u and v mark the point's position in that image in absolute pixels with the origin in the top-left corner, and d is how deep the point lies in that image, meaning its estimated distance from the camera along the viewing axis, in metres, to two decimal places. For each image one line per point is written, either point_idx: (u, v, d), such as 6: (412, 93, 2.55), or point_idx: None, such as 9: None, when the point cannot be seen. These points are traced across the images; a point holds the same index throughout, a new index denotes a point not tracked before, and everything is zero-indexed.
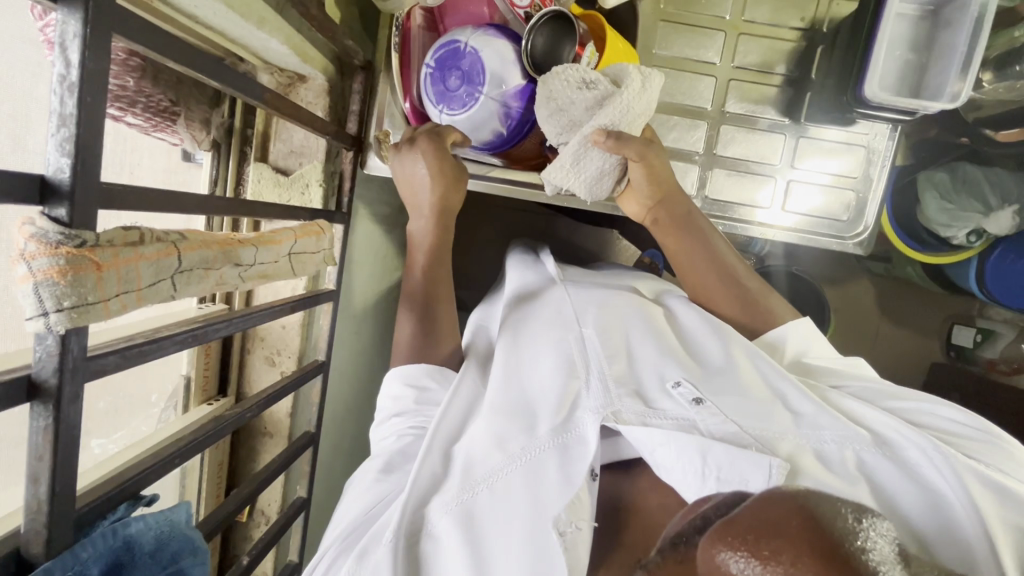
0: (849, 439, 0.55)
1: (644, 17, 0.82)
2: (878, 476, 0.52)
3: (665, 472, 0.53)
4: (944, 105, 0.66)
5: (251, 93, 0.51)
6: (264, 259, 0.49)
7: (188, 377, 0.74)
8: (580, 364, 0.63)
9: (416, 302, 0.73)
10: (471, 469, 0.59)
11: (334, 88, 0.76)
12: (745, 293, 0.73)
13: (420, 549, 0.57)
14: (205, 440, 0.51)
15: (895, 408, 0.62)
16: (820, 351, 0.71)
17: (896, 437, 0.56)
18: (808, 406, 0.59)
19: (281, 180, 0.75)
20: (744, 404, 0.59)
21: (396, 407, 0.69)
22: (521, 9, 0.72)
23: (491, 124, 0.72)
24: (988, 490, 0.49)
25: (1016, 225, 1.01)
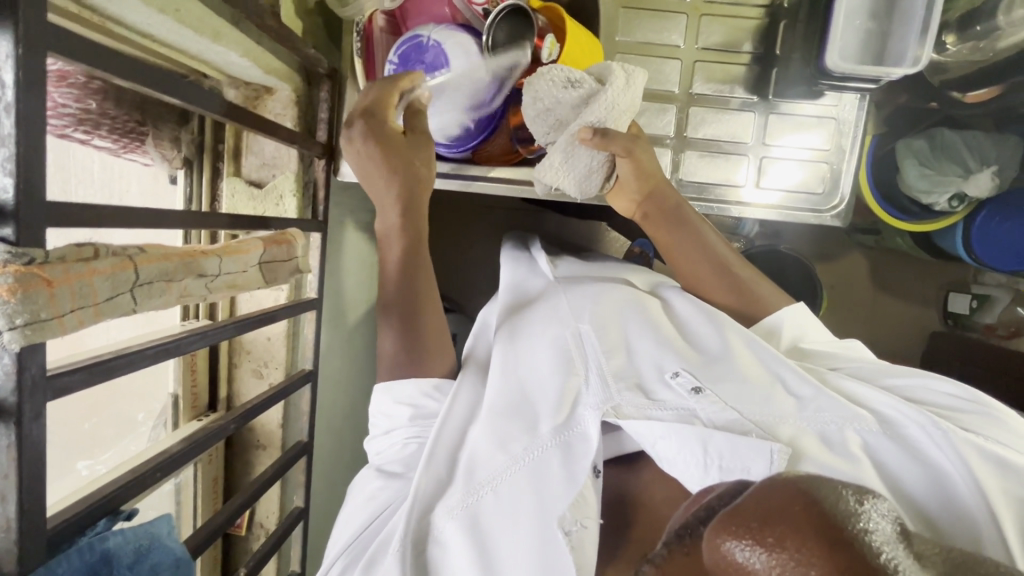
0: (848, 419, 0.54)
1: (604, 6, 0.82)
2: (880, 455, 0.51)
3: (667, 464, 0.52)
4: (907, 71, 0.67)
5: (204, 104, 0.50)
6: (230, 269, 0.49)
7: (175, 395, 0.74)
8: (577, 359, 0.62)
9: (394, 310, 0.67)
10: (474, 473, 0.59)
11: (301, 98, 0.76)
12: (737, 281, 0.72)
13: (428, 556, 0.58)
14: (191, 449, 0.52)
15: (893, 384, 0.61)
16: (816, 337, 0.71)
17: (897, 415, 0.54)
18: (808, 387, 0.57)
19: (254, 192, 0.76)
20: (742, 390, 0.58)
21: (392, 423, 0.67)
22: (479, 7, 0.72)
23: (457, 117, 0.73)
24: (992, 465, 0.48)
25: (995, 187, 1.01)
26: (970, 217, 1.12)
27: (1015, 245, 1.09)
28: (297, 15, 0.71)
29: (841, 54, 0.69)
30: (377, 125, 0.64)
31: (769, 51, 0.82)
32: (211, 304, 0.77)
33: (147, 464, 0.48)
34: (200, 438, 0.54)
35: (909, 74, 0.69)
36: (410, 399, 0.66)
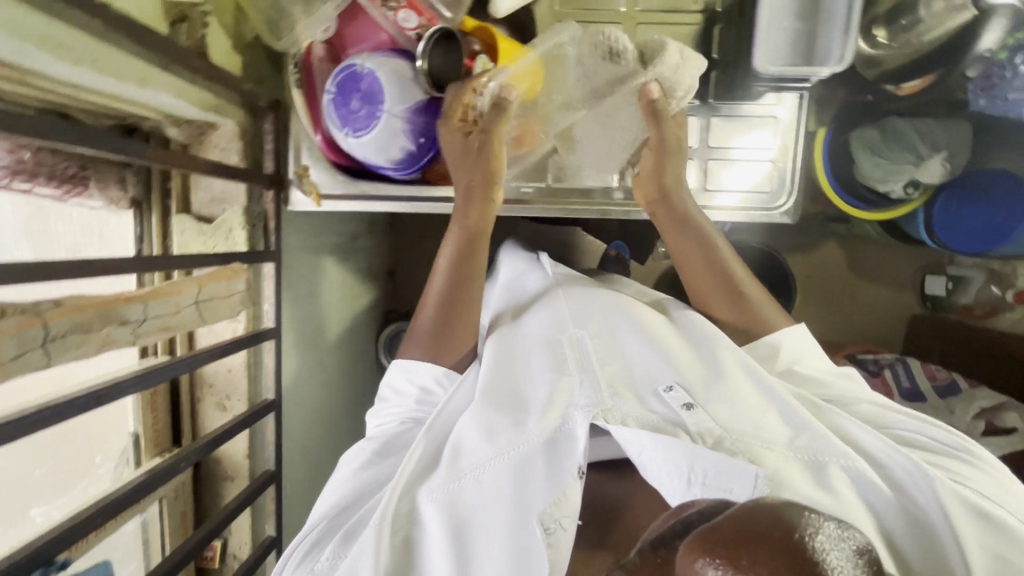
0: (837, 454, 0.55)
1: (540, 20, 0.83)
2: (866, 496, 0.53)
3: (650, 474, 0.56)
4: (832, 68, 0.69)
5: (130, 153, 0.57)
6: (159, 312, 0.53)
7: (136, 434, 0.74)
8: (572, 362, 0.65)
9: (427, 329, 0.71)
10: (457, 460, 0.62)
11: (246, 131, 0.76)
12: (739, 294, 0.72)
13: (406, 536, 0.61)
14: (137, 489, 0.55)
15: (889, 425, 0.62)
16: (815, 361, 0.70)
17: (886, 456, 0.57)
18: (806, 417, 0.59)
19: (203, 228, 0.76)
20: (734, 410, 0.59)
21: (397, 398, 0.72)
22: (411, 31, 0.72)
23: (398, 141, 0.73)
24: (973, 517, 0.51)
25: (947, 172, 1.02)
26: (929, 202, 1.13)
27: (972, 225, 1.11)
28: (235, 52, 0.71)
29: (769, 56, 0.71)
30: (492, 122, 0.69)
31: (708, 55, 0.83)
32: (170, 341, 0.77)
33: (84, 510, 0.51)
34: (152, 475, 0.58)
35: (837, 71, 0.70)
36: (421, 379, 0.71)
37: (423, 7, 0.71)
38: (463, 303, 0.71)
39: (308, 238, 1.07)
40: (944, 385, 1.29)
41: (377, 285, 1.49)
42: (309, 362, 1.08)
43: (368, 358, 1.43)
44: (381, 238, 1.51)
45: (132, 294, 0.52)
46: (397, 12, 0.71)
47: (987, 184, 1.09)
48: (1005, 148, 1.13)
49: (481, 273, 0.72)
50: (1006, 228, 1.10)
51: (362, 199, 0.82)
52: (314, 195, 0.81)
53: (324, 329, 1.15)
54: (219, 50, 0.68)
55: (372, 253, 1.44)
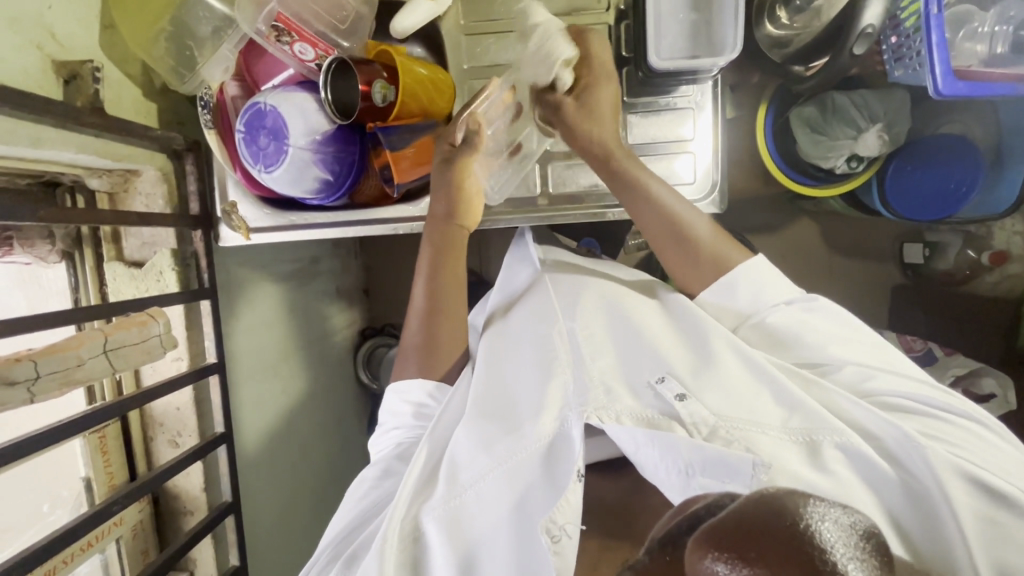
0: (832, 432, 0.56)
1: (448, 34, 0.85)
2: (858, 470, 0.54)
3: (650, 472, 0.55)
4: (726, 57, 0.68)
5: (21, 217, 0.58)
6: (52, 367, 0.53)
7: (88, 478, 0.76)
8: (565, 364, 0.67)
9: (417, 345, 0.77)
10: (455, 475, 0.63)
11: (169, 174, 0.78)
12: (697, 248, 0.74)
13: (413, 552, 0.60)
14: (62, 538, 0.60)
15: (875, 392, 0.63)
16: (776, 292, 0.71)
17: (876, 427, 0.57)
18: (797, 400, 0.59)
19: (135, 273, 0.79)
20: (727, 398, 0.60)
21: (394, 420, 0.76)
22: (311, 63, 0.72)
23: (312, 171, 0.74)
24: (963, 478, 0.52)
25: (885, 144, 0.99)
26: (882, 171, 1.11)
27: (926, 194, 1.08)
28: (147, 99, 0.75)
29: (663, 52, 0.70)
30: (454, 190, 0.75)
31: (619, 54, 0.84)
32: (115, 385, 0.79)
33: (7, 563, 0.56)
34: (72, 528, 0.62)
35: (732, 59, 0.69)
36: (412, 398, 0.75)
37: (318, 39, 0.72)
38: (447, 305, 0.77)
39: (261, 268, 1.09)
40: (922, 355, 1.24)
41: (350, 304, 1.50)
42: (276, 389, 1.10)
43: (346, 377, 1.45)
44: (350, 257, 1.52)
45: (23, 353, 0.53)
46: (292, 45, 0.70)
47: (937, 150, 1.06)
48: (954, 111, 1.11)
49: (453, 309, 0.77)
50: (960, 194, 1.07)
51: (291, 229, 0.83)
52: (243, 230, 0.82)
53: (290, 355, 1.17)
54: (122, 102, 0.71)
55: (341, 273, 1.46)
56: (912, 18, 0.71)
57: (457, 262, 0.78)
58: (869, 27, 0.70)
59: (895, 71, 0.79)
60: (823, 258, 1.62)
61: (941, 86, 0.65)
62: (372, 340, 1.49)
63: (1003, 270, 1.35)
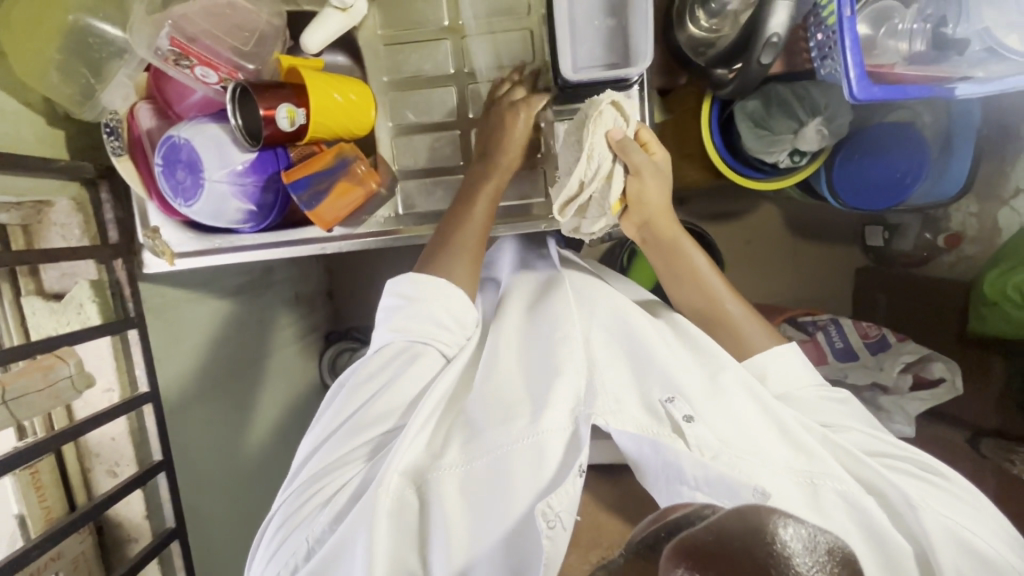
0: (833, 475, 0.59)
1: (366, 46, 0.81)
2: (863, 522, 0.56)
3: (653, 488, 0.57)
4: (640, 66, 0.66)
5: None
6: None
7: (21, 515, 0.76)
8: (578, 371, 0.66)
9: (435, 245, 0.75)
10: (464, 446, 0.63)
11: (83, 203, 0.76)
12: (725, 326, 0.75)
13: (409, 513, 0.61)
14: None
15: (882, 450, 0.66)
16: (808, 380, 0.72)
17: (883, 484, 0.60)
18: (803, 436, 0.61)
19: (55, 306, 0.77)
20: (733, 426, 0.61)
21: (409, 320, 0.71)
22: (215, 86, 0.70)
23: (232, 204, 0.73)
24: (953, 545, 0.56)
25: (824, 138, 0.98)
26: (829, 161, 1.10)
27: (873, 182, 1.08)
28: (52, 127, 0.73)
29: (578, 61, 0.69)
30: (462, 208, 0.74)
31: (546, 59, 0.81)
32: (46, 420, 0.79)
33: None
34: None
35: (648, 68, 0.68)
36: (455, 314, 0.73)
37: (218, 61, 0.69)
38: (470, 252, 0.74)
39: (208, 284, 1.07)
40: (876, 342, 1.26)
41: (311, 309, 1.49)
42: (230, 404, 1.10)
43: (311, 384, 1.44)
44: (310, 263, 1.50)
45: None
46: (192, 69, 0.68)
47: (884, 137, 1.06)
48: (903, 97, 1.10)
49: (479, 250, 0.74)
50: (905, 184, 1.07)
51: (215, 252, 0.82)
52: (166, 256, 0.81)
53: (245, 369, 1.16)
54: (20, 137, 0.68)
55: (300, 280, 1.45)
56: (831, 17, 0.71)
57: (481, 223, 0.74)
58: (776, 35, 0.67)
59: (822, 69, 0.78)
60: (786, 244, 1.62)
61: (856, 90, 0.63)
62: (335, 345, 1.48)
63: (958, 251, 1.33)
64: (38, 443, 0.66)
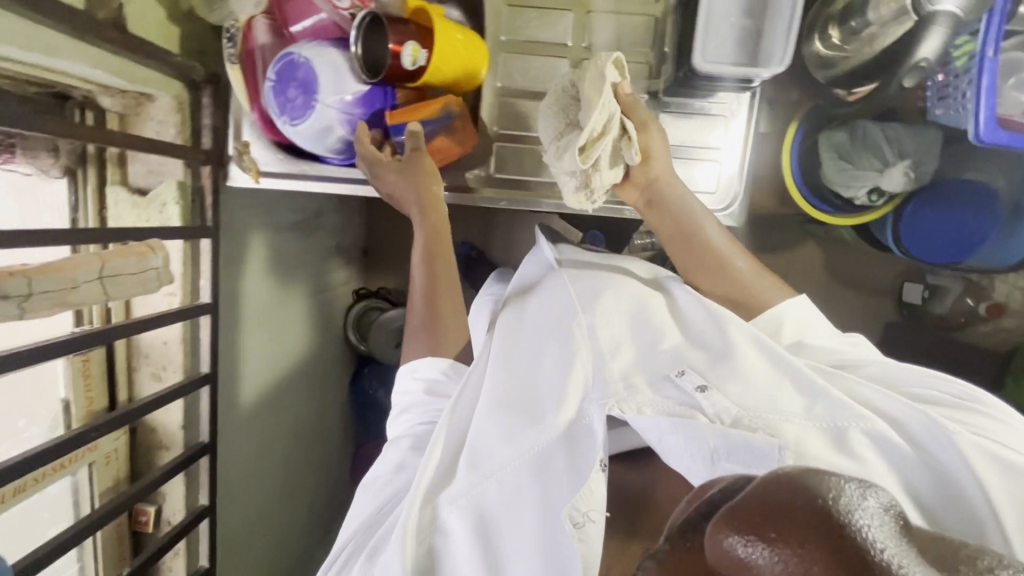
0: (855, 418, 0.54)
1: (489, 2, 0.80)
2: (889, 459, 0.52)
3: (673, 458, 0.55)
4: (773, 69, 0.66)
5: (32, 127, 0.56)
6: (50, 287, 0.52)
7: (67, 400, 0.75)
8: (585, 354, 0.63)
9: (418, 320, 0.75)
10: (476, 462, 0.61)
11: (184, 104, 0.76)
12: (739, 284, 0.74)
13: (434, 542, 0.60)
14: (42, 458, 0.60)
15: (903, 385, 0.61)
16: (816, 333, 0.71)
17: (903, 415, 0.54)
18: (818, 382, 0.57)
19: (138, 201, 0.77)
20: (748, 391, 0.58)
21: (407, 402, 0.74)
22: (345, 11, 0.73)
23: (336, 131, 0.73)
24: (992, 461, 0.48)
25: (908, 182, 0.99)
26: (899, 209, 1.10)
27: (940, 237, 1.07)
28: (171, 23, 0.72)
29: (709, 54, 0.68)
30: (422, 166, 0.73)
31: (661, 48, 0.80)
32: (105, 311, 0.78)
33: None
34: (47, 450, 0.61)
35: (778, 73, 0.68)
36: (423, 375, 0.73)
37: None
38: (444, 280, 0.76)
39: (267, 214, 1.07)
40: None
41: (346, 261, 1.48)
42: (266, 334, 1.10)
43: (335, 335, 1.44)
44: (353, 215, 1.50)
45: (21, 268, 0.51)
46: None
47: (958, 196, 1.06)
48: (981, 158, 1.11)
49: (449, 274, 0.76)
50: (973, 242, 1.07)
51: (299, 178, 0.82)
52: (252, 172, 0.81)
53: (282, 305, 1.15)
54: (145, 23, 0.68)
55: (342, 230, 1.44)
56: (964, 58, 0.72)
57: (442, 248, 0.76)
58: (924, 61, 0.68)
59: (936, 109, 0.79)
60: (823, 286, 1.62)
61: (983, 132, 0.65)
62: (364, 301, 1.48)
63: (996, 321, 1.37)
64: (85, 334, 0.63)
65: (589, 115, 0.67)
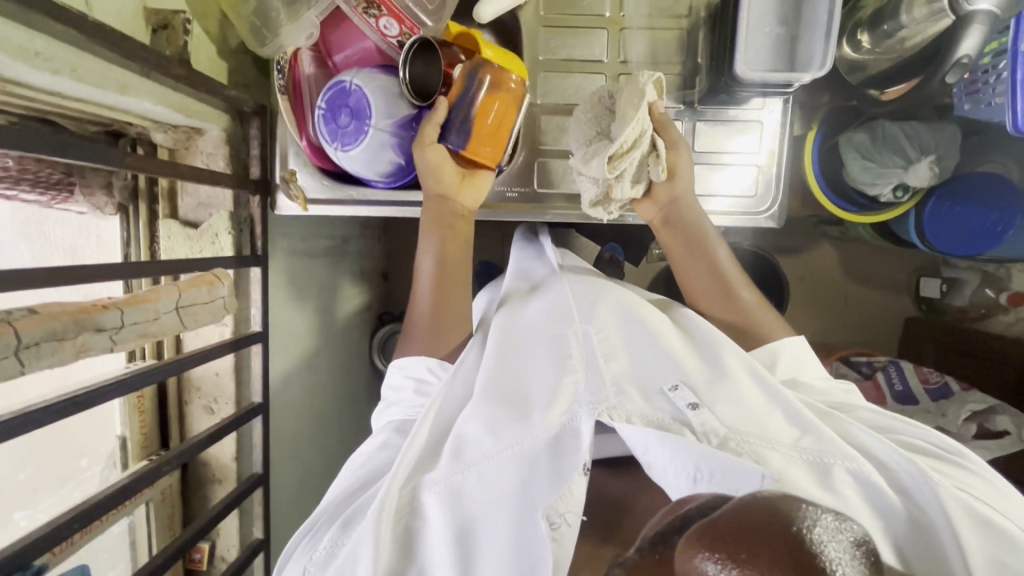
0: (843, 456, 0.56)
1: (525, 24, 0.83)
2: (866, 496, 0.55)
3: (658, 473, 0.56)
4: (815, 73, 0.69)
5: (108, 161, 0.56)
6: (135, 318, 0.55)
7: (123, 436, 0.75)
8: (578, 361, 0.65)
9: (425, 323, 0.75)
10: (459, 453, 0.61)
11: (233, 136, 0.77)
12: (741, 313, 0.75)
13: (408, 526, 0.60)
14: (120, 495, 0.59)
15: (891, 428, 0.63)
16: (813, 375, 0.71)
17: (890, 459, 0.57)
18: (810, 419, 0.59)
19: (190, 233, 0.77)
20: (739, 411, 0.60)
21: (397, 397, 0.75)
22: (393, 39, 0.73)
23: (386, 155, 0.74)
24: (970, 515, 0.52)
25: (935, 176, 1.02)
26: (921, 204, 1.12)
27: (962, 230, 1.09)
28: (221, 58, 0.74)
29: (751, 61, 0.71)
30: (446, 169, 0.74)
31: (693, 60, 0.83)
32: (156, 345, 0.78)
33: (64, 515, 0.53)
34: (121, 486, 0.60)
35: (819, 76, 0.71)
36: (417, 377, 0.73)
37: (405, 15, 0.73)
38: (453, 285, 0.76)
39: (300, 241, 1.07)
40: (937, 388, 1.22)
41: (371, 287, 1.48)
42: (302, 363, 1.09)
43: (361, 361, 1.43)
44: (374, 241, 1.51)
45: (107, 301, 0.54)
46: (378, 19, 0.72)
47: (981, 188, 1.08)
48: (996, 151, 1.14)
49: (460, 283, 0.77)
50: (997, 232, 1.08)
51: (346, 203, 0.83)
52: (299, 199, 0.81)
53: (318, 332, 1.15)
54: (202, 58, 0.70)
55: (365, 256, 1.45)
56: (992, 54, 0.75)
57: (463, 252, 0.78)
58: (964, 58, 0.71)
59: (965, 104, 0.83)
60: (841, 286, 1.62)
61: (1021, 122, 0.69)
62: (389, 325, 1.48)
63: (1018, 311, 1.31)
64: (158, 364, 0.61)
65: (621, 129, 0.68)
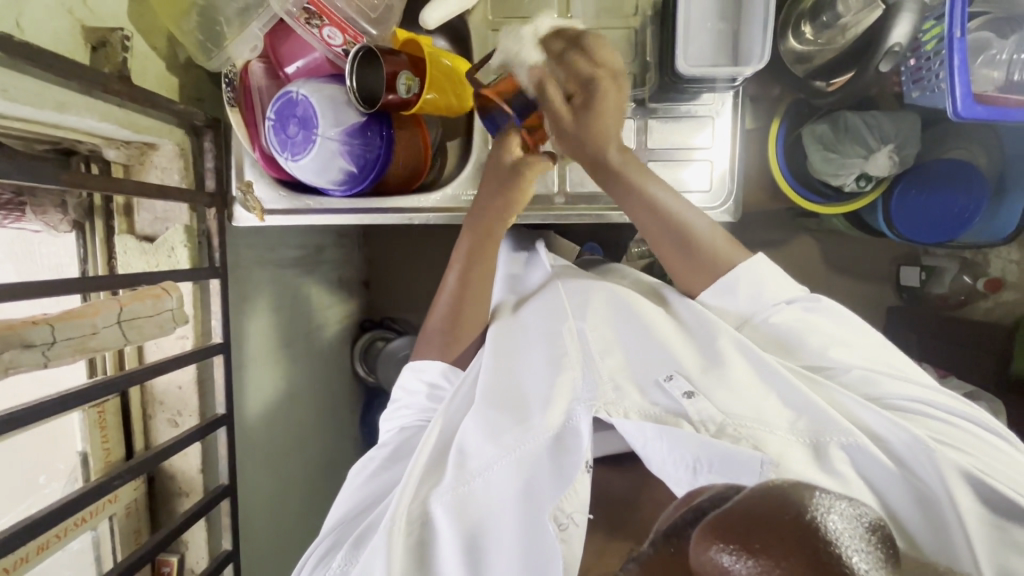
0: (839, 433, 0.56)
1: (474, 28, 0.84)
2: (864, 472, 0.55)
3: (658, 469, 0.56)
4: (753, 67, 0.69)
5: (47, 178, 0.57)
6: (68, 334, 0.55)
7: (84, 452, 0.75)
8: (574, 359, 0.65)
9: (436, 329, 0.76)
10: (464, 463, 0.63)
11: (187, 150, 0.77)
12: (699, 249, 0.70)
13: (420, 537, 0.61)
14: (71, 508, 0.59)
15: (886, 398, 0.62)
16: (776, 287, 0.68)
17: (887, 433, 0.57)
18: (805, 400, 0.59)
19: (146, 247, 0.78)
20: (734, 396, 0.59)
21: (407, 399, 0.76)
22: (338, 48, 0.74)
23: (336, 162, 0.75)
24: (967, 484, 0.52)
25: (894, 165, 1.01)
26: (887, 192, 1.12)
27: (931, 216, 1.09)
28: (171, 73, 0.75)
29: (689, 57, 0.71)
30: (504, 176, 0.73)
31: (643, 58, 0.83)
32: (117, 359, 0.78)
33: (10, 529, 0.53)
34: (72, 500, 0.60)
35: (759, 70, 0.70)
36: (429, 379, 0.74)
37: (347, 25, 0.73)
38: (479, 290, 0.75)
39: (268, 252, 1.07)
40: None
41: (350, 295, 1.48)
42: (275, 373, 1.09)
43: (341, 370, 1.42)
44: (352, 249, 1.50)
45: (39, 317, 0.54)
46: (321, 29, 0.72)
47: (947, 174, 1.08)
48: (960, 138, 1.14)
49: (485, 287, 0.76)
50: (965, 218, 1.08)
51: (304, 213, 0.83)
52: (257, 211, 0.82)
53: (291, 341, 1.15)
54: (148, 74, 0.71)
55: (343, 264, 1.44)
56: (933, 42, 0.76)
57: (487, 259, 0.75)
58: (897, 45, 0.74)
59: (913, 92, 0.84)
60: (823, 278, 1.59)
61: (960, 108, 0.71)
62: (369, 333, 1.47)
63: (996, 295, 1.39)
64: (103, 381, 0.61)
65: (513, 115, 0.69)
